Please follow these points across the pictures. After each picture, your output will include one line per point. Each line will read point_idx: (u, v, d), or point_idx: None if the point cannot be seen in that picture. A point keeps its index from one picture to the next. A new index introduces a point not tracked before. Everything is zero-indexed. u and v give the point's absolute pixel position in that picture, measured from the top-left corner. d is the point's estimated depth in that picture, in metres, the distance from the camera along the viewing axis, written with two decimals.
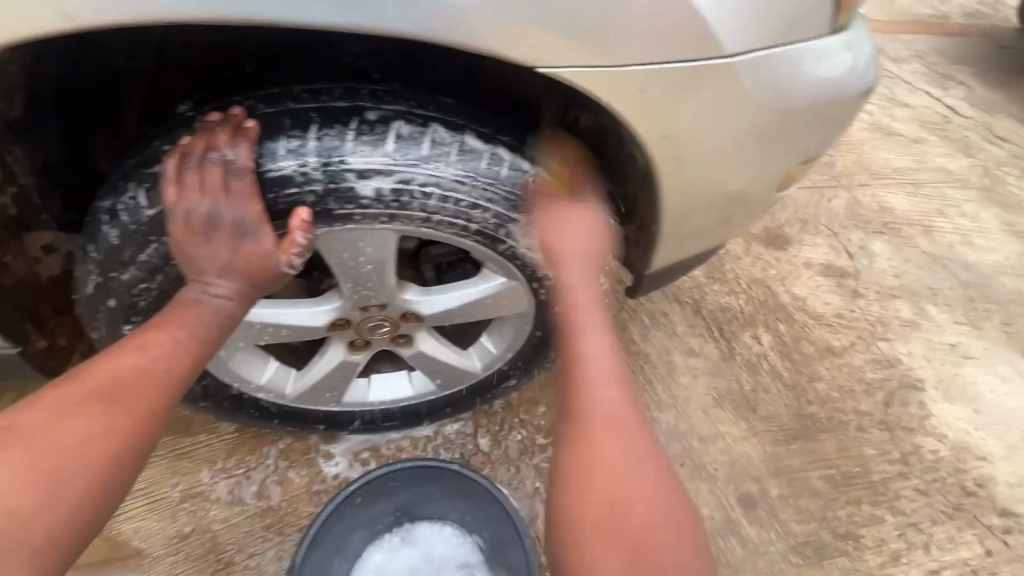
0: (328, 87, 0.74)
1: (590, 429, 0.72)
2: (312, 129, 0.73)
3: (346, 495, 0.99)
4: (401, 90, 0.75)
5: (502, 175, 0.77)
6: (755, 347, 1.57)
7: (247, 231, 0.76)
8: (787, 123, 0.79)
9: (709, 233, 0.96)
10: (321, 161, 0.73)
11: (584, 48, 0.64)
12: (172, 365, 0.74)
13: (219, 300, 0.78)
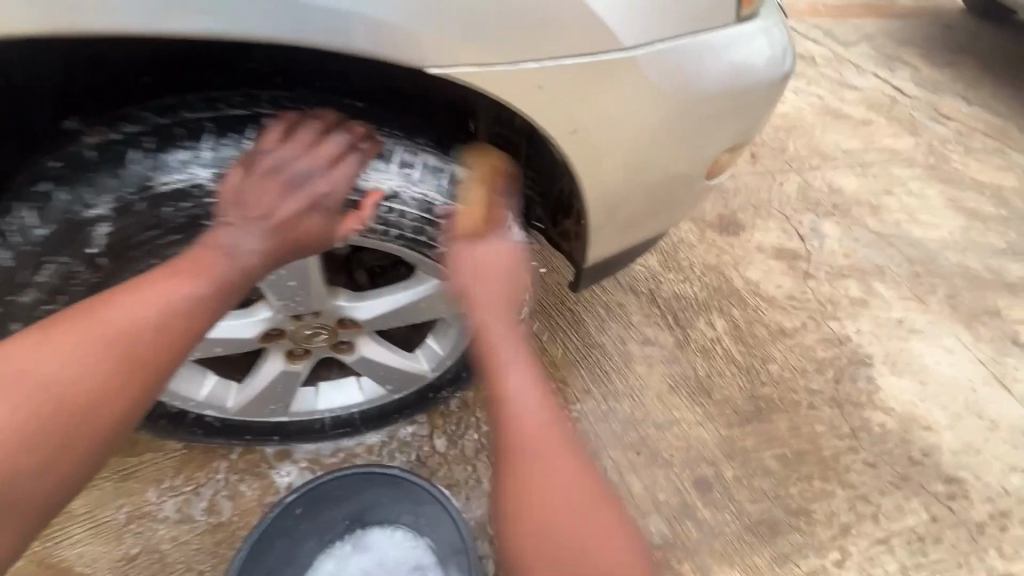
0: (225, 94, 0.68)
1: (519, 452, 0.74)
2: (206, 139, 0.67)
3: (285, 505, 0.99)
4: (306, 96, 0.71)
5: (418, 177, 0.74)
6: (710, 333, 1.59)
7: (317, 182, 0.69)
8: (700, 113, 0.80)
9: (641, 226, 0.96)
10: (218, 174, 0.68)
11: (471, 46, 0.63)
12: (156, 332, 0.60)
13: (235, 253, 0.65)
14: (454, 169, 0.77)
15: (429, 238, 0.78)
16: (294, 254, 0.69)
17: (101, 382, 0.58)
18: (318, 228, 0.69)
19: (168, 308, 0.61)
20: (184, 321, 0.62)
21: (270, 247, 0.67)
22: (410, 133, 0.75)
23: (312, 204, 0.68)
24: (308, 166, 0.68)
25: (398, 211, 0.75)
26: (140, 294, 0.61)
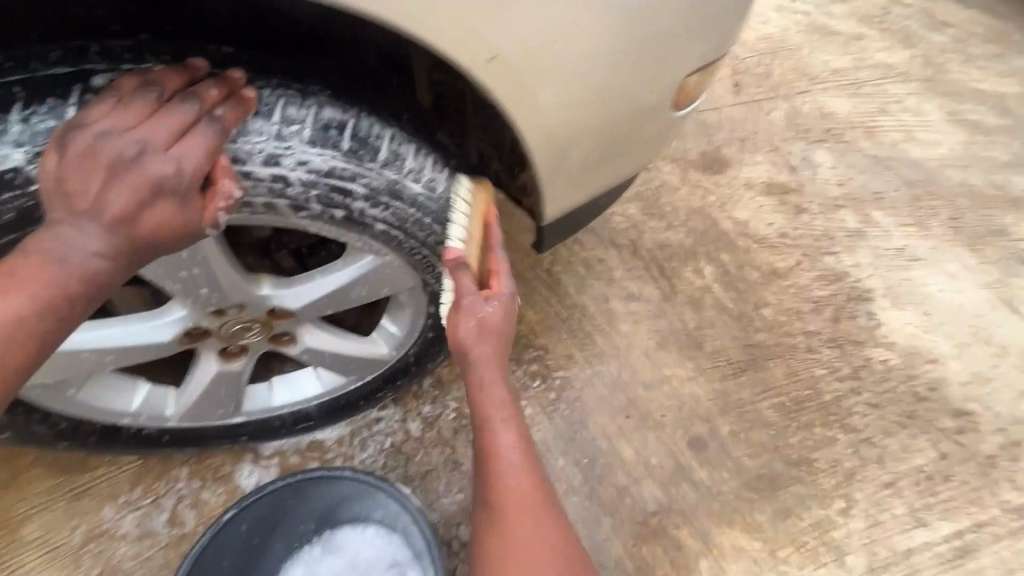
0: (40, 50, 0.54)
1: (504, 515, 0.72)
2: (17, 110, 0.53)
3: (227, 523, 0.89)
4: (150, 43, 0.57)
5: (313, 135, 0.61)
6: (698, 281, 1.49)
7: (143, 160, 0.53)
8: (650, 23, 0.66)
9: (601, 170, 0.83)
10: (37, 152, 0.54)
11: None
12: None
13: (59, 263, 0.53)
14: (359, 122, 0.64)
15: (342, 207, 0.66)
16: (145, 253, 0.56)
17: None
18: (170, 219, 0.55)
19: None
20: (5, 347, 0.52)
21: (107, 249, 0.54)
22: (299, 81, 0.61)
23: (154, 191, 0.53)
24: (141, 141, 0.52)
25: (299, 179, 0.62)
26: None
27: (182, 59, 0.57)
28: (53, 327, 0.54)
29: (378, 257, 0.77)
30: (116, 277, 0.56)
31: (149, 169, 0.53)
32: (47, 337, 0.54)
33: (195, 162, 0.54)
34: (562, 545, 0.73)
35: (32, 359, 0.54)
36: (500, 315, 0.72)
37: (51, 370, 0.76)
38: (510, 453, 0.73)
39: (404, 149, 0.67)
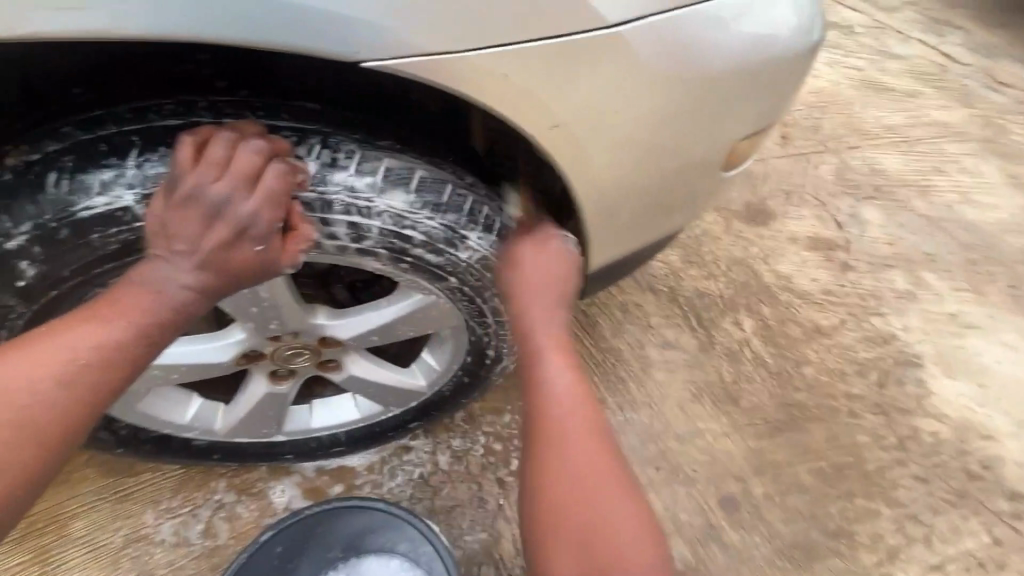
0: (154, 103, 0.60)
1: (559, 446, 0.70)
2: (132, 156, 0.59)
3: (262, 543, 0.96)
4: (248, 99, 0.63)
5: (380, 185, 0.65)
6: (737, 334, 1.47)
7: (234, 210, 0.59)
8: (710, 92, 0.68)
9: (649, 223, 0.85)
10: (143, 194, 0.60)
11: (414, 30, 0.53)
12: (70, 386, 0.56)
13: (153, 294, 0.59)
14: (426, 176, 0.67)
15: (406, 250, 0.71)
16: (229, 288, 0.63)
17: (16, 446, 0.54)
18: (253, 259, 0.62)
19: (83, 362, 0.57)
20: (104, 372, 0.58)
21: (198, 284, 0.61)
22: (371, 135, 0.66)
23: (240, 234, 0.60)
24: (231, 189, 0.59)
25: (367, 223, 0.66)
26: (38, 354, 0.56)
27: (277, 116, 0.63)
28: (144, 354, 0.60)
29: (427, 296, 0.81)
30: (202, 309, 0.63)
31: (238, 215, 0.60)
32: (140, 359, 0.60)
33: (275, 211, 0.61)
34: (615, 484, 0.70)
35: (123, 384, 0.60)
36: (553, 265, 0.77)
37: None
38: (564, 381, 0.74)
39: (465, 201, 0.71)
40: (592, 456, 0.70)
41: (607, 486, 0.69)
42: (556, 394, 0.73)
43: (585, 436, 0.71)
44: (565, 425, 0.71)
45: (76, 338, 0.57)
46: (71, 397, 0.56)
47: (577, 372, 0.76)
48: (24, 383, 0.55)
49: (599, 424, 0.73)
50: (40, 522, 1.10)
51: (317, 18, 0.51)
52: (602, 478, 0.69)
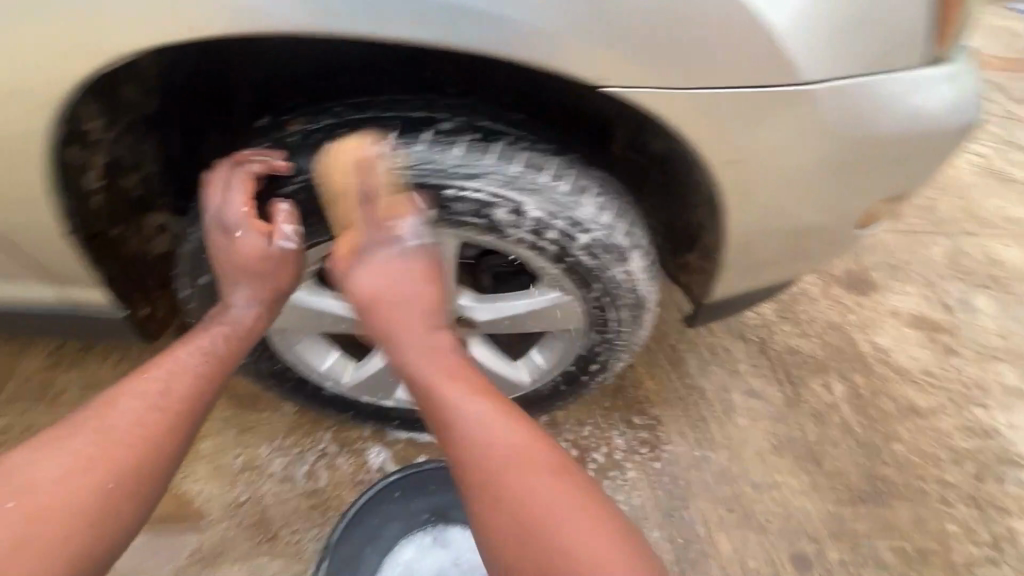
0: (409, 98, 0.72)
1: (493, 470, 0.69)
2: (390, 137, 0.71)
3: (386, 484, 1.04)
4: (474, 103, 0.73)
5: (564, 192, 0.73)
6: (826, 396, 1.46)
7: (223, 221, 0.77)
8: (870, 155, 0.74)
9: (763, 267, 0.90)
10: (390, 169, 0.71)
11: (648, 66, 0.61)
12: (147, 428, 0.72)
13: (209, 342, 0.80)
14: (599, 191, 0.76)
15: (569, 253, 0.78)
16: (262, 282, 0.80)
17: (115, 481, 0.69)
18: (251, 256, 0.78)
19: (156, 408, 0.73)
20: (173, 409, 0.74)
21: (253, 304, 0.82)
22: (563, 148, 0.75)
23: (347, 228, 0.77)
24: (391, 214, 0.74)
25: (549, 225, 0.74)
26: (111, 419, 0.72)
27: (499, 121, 0.72)
28: (208, 385, 0.78)
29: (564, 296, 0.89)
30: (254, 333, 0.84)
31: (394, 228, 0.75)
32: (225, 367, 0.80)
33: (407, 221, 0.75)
34: (575, 511, 0.67)
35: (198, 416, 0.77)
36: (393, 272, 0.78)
37: (294, 318, 0.96)
38: (472, 406, 0.73)
39: (625, 217, 0.79)
40: (538, 465, 0.70)
41: (558, 495, 0.68)
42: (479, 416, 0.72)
43: (500, 439, 0.71)
44: (507, 442, 0.71)
45: (137, 399, 0.74)
46: (148, 437, 0.72)
47: (462, 376, 0.77)
48: (101, 440, 0.70)
49: (536, 447, 0.72)
50: None
51: (574, 46, 0.60)
52: (552, 496, 0.68)
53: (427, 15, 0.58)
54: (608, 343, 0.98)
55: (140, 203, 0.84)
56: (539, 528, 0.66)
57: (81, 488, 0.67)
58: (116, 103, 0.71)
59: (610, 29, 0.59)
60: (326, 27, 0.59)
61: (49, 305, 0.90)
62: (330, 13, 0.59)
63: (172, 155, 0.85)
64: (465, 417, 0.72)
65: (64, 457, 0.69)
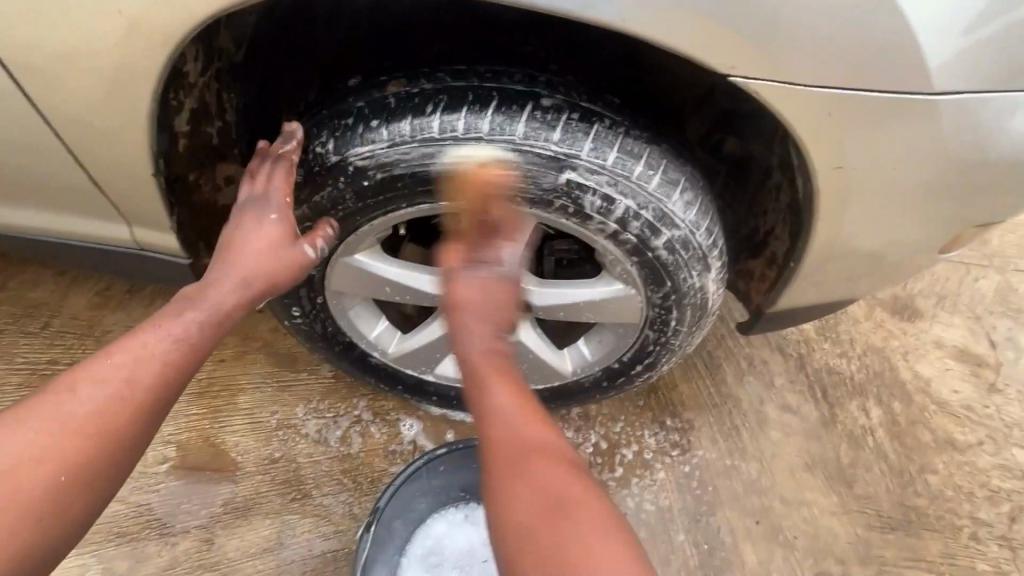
0: (510, 70, 0.72)
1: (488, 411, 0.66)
2: (489, 108, 0.70)
3: (435, 456, 1.05)
4: (574, 84, 0.73)
5: (655, 182, 0.72)
6: (862, 419, 1.43)
7: (258, 214, 0.77)
8: (976, 177, 0.71)
9: (829, 278, 0.88)
10: (486, 140, 0.70)
11: (777, 58, 0.59)
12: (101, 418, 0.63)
13: (181, 327, 0.70)
14: (688, 185, 0.75)
15: (649, 246, 0.77)
16: (268, 277, 0.77)
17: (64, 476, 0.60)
18: (269, 250, 0.77)
19: (112, 394, 0.64)
20: (134, 394, 0.65)
21: (240, 294, 0.75)
22: (657, 137, 0.74)
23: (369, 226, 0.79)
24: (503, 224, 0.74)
25: (636, 213, 0.73)
26: (53, 410, 0.62)
27: (598, 101, 0.73)
28: (180, 374, 0.69)
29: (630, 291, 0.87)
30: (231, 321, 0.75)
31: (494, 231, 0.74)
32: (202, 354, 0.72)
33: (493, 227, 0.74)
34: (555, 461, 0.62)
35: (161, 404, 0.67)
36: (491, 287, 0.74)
37: (350, 282, 0.93)
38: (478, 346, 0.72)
39: (707, 214, 0.79)
40: (542, 454, 0.61)
41: (537, 439, 0.63)
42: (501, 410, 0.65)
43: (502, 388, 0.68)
44: (523, 436, 0.63)
45: (90, 385, 0.64)
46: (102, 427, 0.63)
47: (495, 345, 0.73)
48: (45, 433, 0.61)
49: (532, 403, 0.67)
50: (214, 386, 1.25)
51: (708, 29, 0.57)
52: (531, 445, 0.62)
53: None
54: (660, 341, 0.96)
55: (216, 152, 0.83)
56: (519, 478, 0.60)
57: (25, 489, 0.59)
58: (210, 49, 0.70)
59: (748, 14, 0.56)
60: None
61: (117, 243, 0.90)
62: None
63: (247, 106, 0.82)
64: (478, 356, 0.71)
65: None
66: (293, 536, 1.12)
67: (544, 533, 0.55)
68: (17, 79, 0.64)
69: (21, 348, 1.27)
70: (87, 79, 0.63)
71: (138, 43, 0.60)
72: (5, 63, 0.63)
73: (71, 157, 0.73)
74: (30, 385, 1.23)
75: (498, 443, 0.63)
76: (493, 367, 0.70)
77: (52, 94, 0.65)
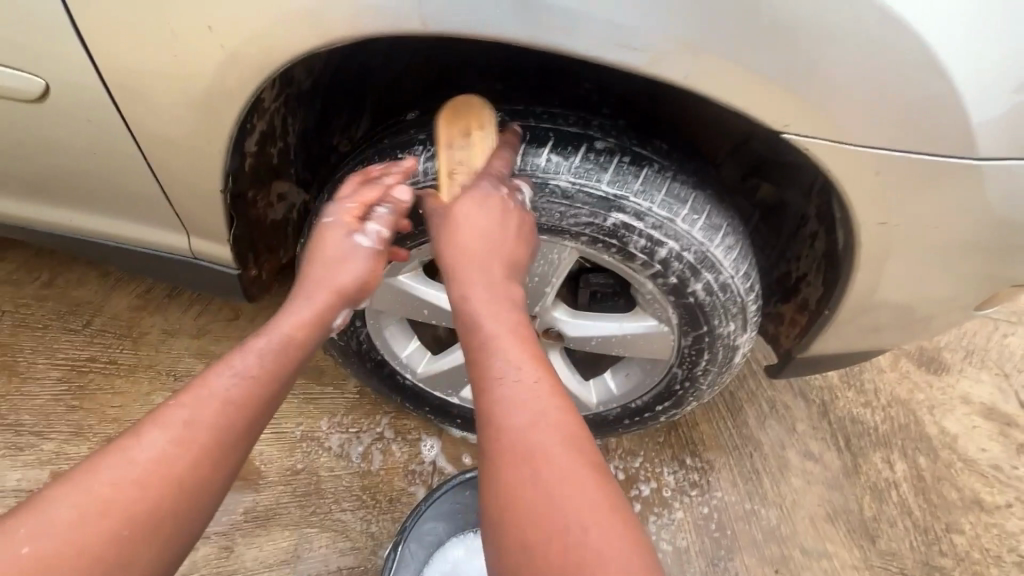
0: (564, 113, 0.76)
1: (518, 445, 0.59)
2: (545, 147, 0.74)
3: (462, 481, 1.09)
4: (625, 128, 0.76)
5: (699, 226, 0.75)
6: (886, 472, 1.41)
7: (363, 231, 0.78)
8: (1015, 239, 0.73)
9: (862, 326, 0.89)
10: (540, 178, 0.74)
11: (827, 118, 0.62)
12: (161, 475, 0.57)
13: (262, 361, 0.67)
14: (729, 230, 0.78)
15: (689, 287, 0.79)
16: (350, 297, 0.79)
17: (120, 540, 0.54)
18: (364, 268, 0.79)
19: (171, 448, 0.58)
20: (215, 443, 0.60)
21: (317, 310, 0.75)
22: (702, 183, 0.77)
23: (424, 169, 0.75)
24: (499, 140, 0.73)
25: (679, 255, 0.76)
26: (103, 467, 0.56)
27: (647, 146, 0.76)
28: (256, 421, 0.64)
29: (664, 329, 0.88)
30: (306, 346, 0.72)
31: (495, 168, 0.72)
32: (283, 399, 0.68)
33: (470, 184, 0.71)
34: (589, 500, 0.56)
35: (225, 459, 0.61)
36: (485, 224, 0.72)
37: (388, 301, 0.96)
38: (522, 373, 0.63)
39: (747, 259, 0.81)
40: (569, 482, 0.57)
41: (571, 479, 0.57)
42: (515, 373, 0.63)
43: (548, 424, 0.60)
44: (552, 464, 0.58)
45: (145, 438, 0.59)
46: (159, 485, 0.56)
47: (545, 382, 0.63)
48: (98, 494, 0.55)
49: (571, 434, 0.60)
50: None
51: (765, 89, 0.61)
52: (557, 486, 0.57)
53: (633, 38, 0.59)
54: (688, 380, 0.96)
55: (274, 171, 0.87)
56: (549, 510, 0.56)
57: (65, 556, 0.51)
58: (288, 79, 0.75)
59: (803, 78, 0.59)
60: (530, 39, 0.60)
61: (173, 251, 0.94)
62: (538, 23, 0.59)
63: (307, 130, 0.88)
64: (520, 380, 0.62)
65: (41, 515, 0.53)
66: (311, 549, 1.13)
67: (546, 519, 0.56)
68: (112, 96, 0.69)
69: (64, 345, 1.31)
70: (180, 102, 0.68)
71: (233, 73, 0.65)
72: (105, 85, 0.69)
73: (148, 169, 0.78)
74: (69, 381, 1.27)
75: (523, 474, 0.58)
76: (530, 393, 0.62)
77: (142, 113, 0.70)
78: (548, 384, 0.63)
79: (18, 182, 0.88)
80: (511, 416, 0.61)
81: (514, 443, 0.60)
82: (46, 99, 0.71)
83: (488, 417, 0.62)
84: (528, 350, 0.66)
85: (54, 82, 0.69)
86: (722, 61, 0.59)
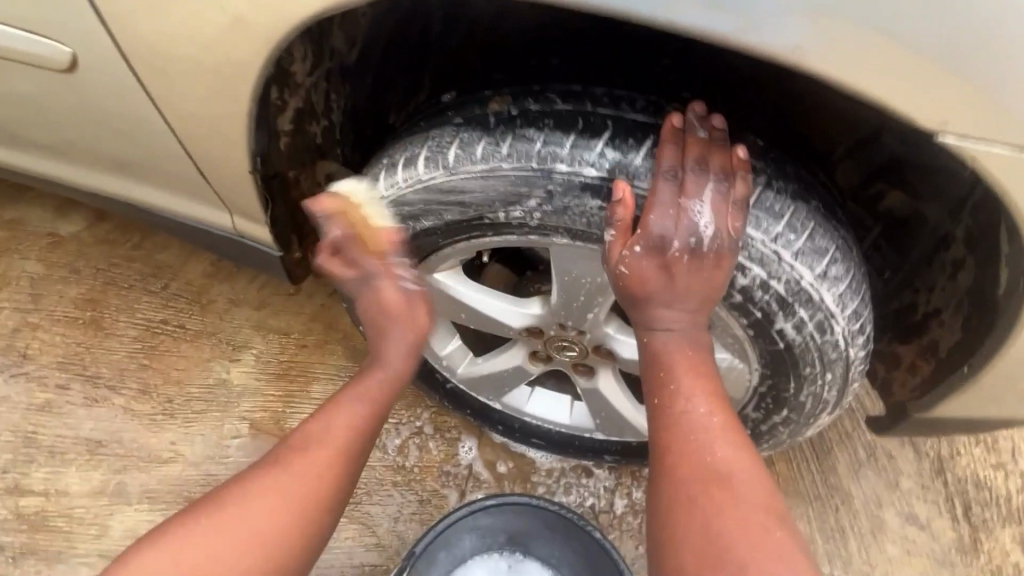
0: (631, 96, 0.64)
1: (703, 478, 0.56)
2: (602, 137, 0.62)
3: (485, 506, 1.00)
4: None
5: (795, 247, 0.60)
6: (1013, 555, 1.14)
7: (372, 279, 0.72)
8: None
9: (1009, 386, 0.69)
10: (600, 176, 0.62)
11: (975, 103, 0.49)
12: (309, 495, 0.63)
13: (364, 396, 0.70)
14: (835, 254, 0.62)
15: (776, 324, 0.64)
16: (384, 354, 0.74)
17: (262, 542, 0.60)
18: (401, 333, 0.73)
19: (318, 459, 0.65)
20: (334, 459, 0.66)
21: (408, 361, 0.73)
22: (805, 193, 0.62)
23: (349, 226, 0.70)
24: (725, 171, 0.60)
25: (766, 283, 0.62)
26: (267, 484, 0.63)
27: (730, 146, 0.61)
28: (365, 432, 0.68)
29: (739, 369, 0.72)
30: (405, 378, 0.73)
31: (652, 227, 0.60)
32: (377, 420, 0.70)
33: (613, 210, 0.60)
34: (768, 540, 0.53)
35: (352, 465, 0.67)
36: (679, 266, 0.61)
37: None
38: (702, 407, 0.60)
39: (857, 290, 0.64)
40: (753, 522, 0.54)
41: (756, 520, 0.54)
42: (692, 399, 0.60)
43: (730, 459, 0.58)
44: (731, 499, 0.55)
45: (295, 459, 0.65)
46: (304, 500, 0.63)
47: (728, 420, 0.60)
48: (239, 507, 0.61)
49: (752, 479, 0.57)
50: (293, 369, 1.29)
51: (894, 63, 0.48)
52: (746, 525, 0.54)
53: None
54: (763, 426, 0.80)
55: (315, 150, 0.80)
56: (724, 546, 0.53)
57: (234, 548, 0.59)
58: (323, 48, 0.69)
59: (949, 49, 0.46)
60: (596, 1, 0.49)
61: (219, 227, 0.92)
62: None
63: (357, 108, 0.79)
64: (703, 411, 0.60)
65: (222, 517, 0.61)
66: (337, 539, 1.12)
67: (722, 551, 0.53)
68: (136, 69, 0.67)
69: (142, 305, 1.38)
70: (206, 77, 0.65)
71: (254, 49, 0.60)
72: (129, 59, 0.67)
73: (181, 147, 0.76)
74: (142, 341, 1.34)
75: (703, 508, 0.55)
76: (712, 424, 0.59)
77: (167, 91, 0.68)
78: (727, 417, 0.60)
79: (78, 152, 0.89)
80: (691, 443, 0.59)
81: (691, 471, 0.57)
82: (76, 70, 0.71)
83: (664, 442, 0.60)
84: (703, 379, 0.61)
85: (89, 57, 0.68)
86: (849, 24, 0.47)
